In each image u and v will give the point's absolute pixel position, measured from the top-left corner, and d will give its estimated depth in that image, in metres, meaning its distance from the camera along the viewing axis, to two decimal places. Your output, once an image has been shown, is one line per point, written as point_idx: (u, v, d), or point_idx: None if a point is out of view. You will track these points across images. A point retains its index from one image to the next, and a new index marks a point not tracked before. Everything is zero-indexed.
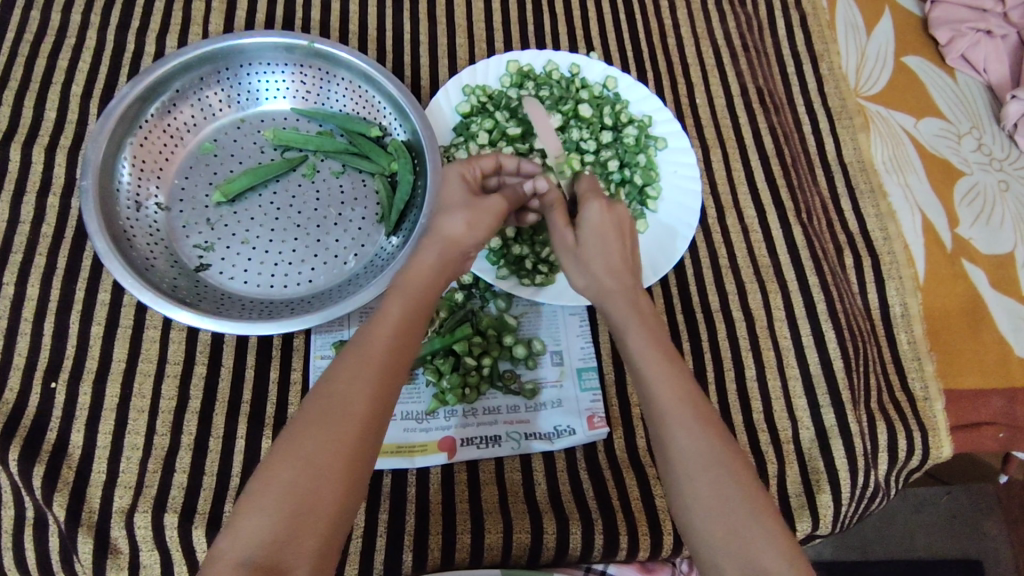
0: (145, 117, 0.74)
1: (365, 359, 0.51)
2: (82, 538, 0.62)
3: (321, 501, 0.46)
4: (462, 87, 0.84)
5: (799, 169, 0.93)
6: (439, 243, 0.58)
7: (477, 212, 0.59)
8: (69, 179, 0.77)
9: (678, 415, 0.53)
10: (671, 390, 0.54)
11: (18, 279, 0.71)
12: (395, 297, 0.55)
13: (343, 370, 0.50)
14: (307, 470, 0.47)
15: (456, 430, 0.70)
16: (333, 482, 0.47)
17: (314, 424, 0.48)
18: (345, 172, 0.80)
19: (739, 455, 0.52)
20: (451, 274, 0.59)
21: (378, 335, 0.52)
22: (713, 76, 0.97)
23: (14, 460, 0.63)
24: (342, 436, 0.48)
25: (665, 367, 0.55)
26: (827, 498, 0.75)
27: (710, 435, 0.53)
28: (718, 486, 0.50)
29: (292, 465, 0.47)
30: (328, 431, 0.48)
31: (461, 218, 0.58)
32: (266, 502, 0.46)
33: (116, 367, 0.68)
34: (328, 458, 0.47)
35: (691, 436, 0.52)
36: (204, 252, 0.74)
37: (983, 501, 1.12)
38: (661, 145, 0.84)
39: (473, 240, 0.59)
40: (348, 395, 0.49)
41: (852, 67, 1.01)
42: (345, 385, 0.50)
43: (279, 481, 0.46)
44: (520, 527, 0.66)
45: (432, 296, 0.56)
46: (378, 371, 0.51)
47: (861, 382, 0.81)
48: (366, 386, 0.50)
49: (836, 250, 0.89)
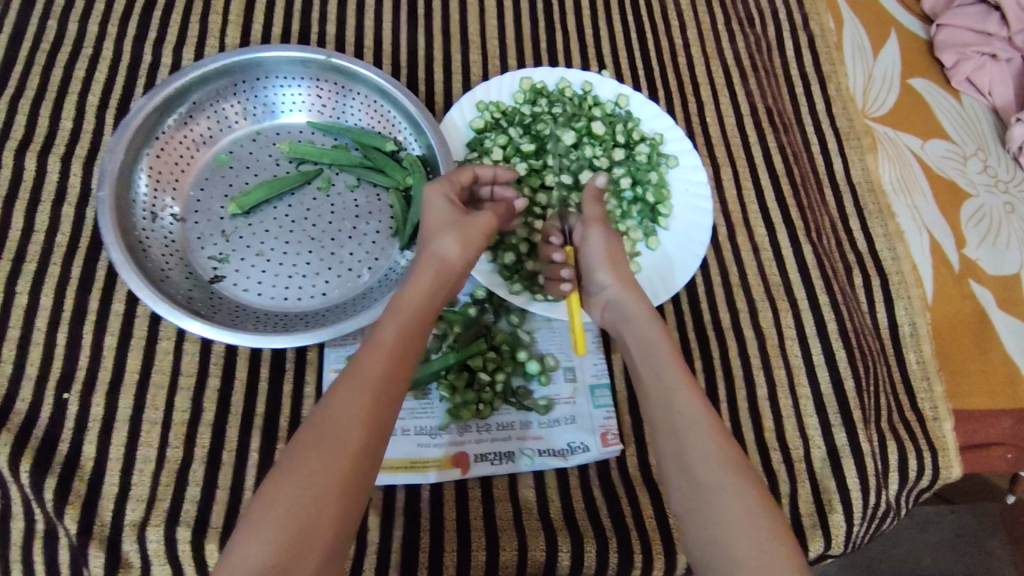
0: (162, 129, 0.75)
1: (363, 379, 0.53)
2: (94, 552, 0.62)
3: (322, 517, 0.47)
4: (476, 102, 0.86)
5: (808, 189, 0.94)
6: (432, 263, 0.62)
7: (468, 221, 0.65)
8: (84, 189, 0.77)
9: (682, 434, 0.55)
10: (675, 412, 0.56)
11: (32, 288, 0.71)
12: (390, 320, 0.57)
13: (342, 390, 0.52)
14: (308, 488, 0.48)
15: (468, 445, 0.70)
16: (334, 499, 0.48)
17: (317, 440, 0.49)
18: (359, 186, 0.81)
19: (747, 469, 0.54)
20: (446, 294, 0.63)
21: (375, 356, 0.54)
22: (722, 94, 0.98)
23: (26, 472, 0.63)
24: (340, 454, 0.49)
25: (669, 387, 0.58)
26: (838, 517, 0.75)
27: (717, 448, 0.54)
28: (732, 497, 0.52)
29: (292, 484, 0.48)
30: (326, 449, 0.49)
31: (452, 236, 0.63)
32: (267, 519, 0.47)
33: (129, 378, 0.68)
34: (329, 476, 0.48)
35: (698, 450, 0.54)
36: (218, 264, 0.75)
37: (989, 522, 1.12)
38: (672, 163, 0.86)
39: (461, 261, 0.63)
40: (349, 412, 0.51)
41: (859, 88, 1.02)
42: (344, 405, 0.51)
43: (281, 501, 0.47)
44: (534, 545, 0.66)
45: (427, 316, 0.60)
46: (377, 389, 0.52)
47: (872, 401, 0.81)
48: (363, 405, 0.51)
49: (845, 269, 0.89)
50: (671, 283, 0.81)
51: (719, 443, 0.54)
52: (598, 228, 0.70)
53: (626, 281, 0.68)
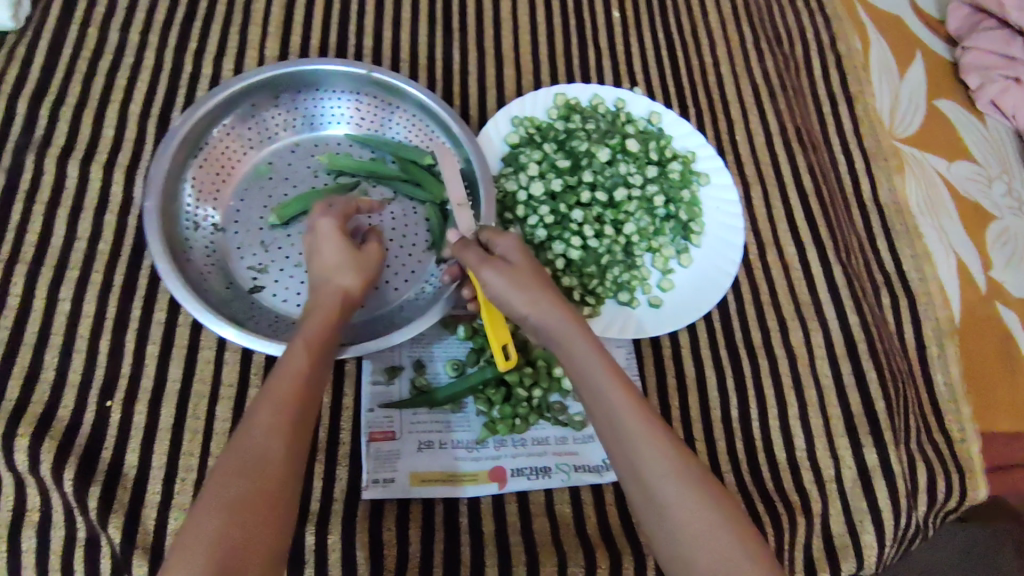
0: (204, 140, 0.75)
1: (277, 406, 0.53)
2: (137, 561, 0.62)
3: (255, 536, 0.47)
4: (511, 118, 0.87)
5: (837, 209, 0.94)
6: (331, 292, 0.63)
7: (353, 258, 0.65)
8: (126, 198, 0.78)
9: (629, 450, 0.55)
10: (618, 428, 0.55)
11: (74, 296, 0.72)
12: (299, 346, 0.58)
13: (258, 419, 0.52)
14: (236, 519, 0.47)
15: (505, 460, 0.71)
16: (264, 517, 0.48)
17: (238, 466, 0.49)
18: (396, 199, 0.81)
19: (698, 473, 0.55)
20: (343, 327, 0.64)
21: (288, 382, 0.55)
22: (752, 113, 0.99)
23: (70, 480, 0.63)
24: (266, 482, 0.49)
25: (610, 406, 0.56)
26: (870, 538, 0.75)
27: (668, 460, 0.54)
28: (685, 511, 0.53)
29: (218, 518, 0.46)
30: (251, 478, 0.49)
31: (348, 273, 0.64)
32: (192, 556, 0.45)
33: (172, 386, 0.69)
34: (256, 503, 0.48)
35: (647, 466, 0.54)
36: (258, 274, 0.75)
37: None
38: (704, 181, 0.87)
39: (357, 288, 0.64)
40: (268, 433, 0.51)
41: (885, 108, 1.03)
42: (261, 433, 0.51)
43: (206, 537, 0.45)
44: (573, 561, 0.66)
45: (330, 346, 0.60)
46: (294, 406, 0.53)
47: (902, 422, 0.81)
48: (284, 432, 0.51)
49: (873, 289, 0.90)
50: (707, 299, 0.82)
51: (667, 453, 0.54)
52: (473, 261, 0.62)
53: (539, 304, 0.58)
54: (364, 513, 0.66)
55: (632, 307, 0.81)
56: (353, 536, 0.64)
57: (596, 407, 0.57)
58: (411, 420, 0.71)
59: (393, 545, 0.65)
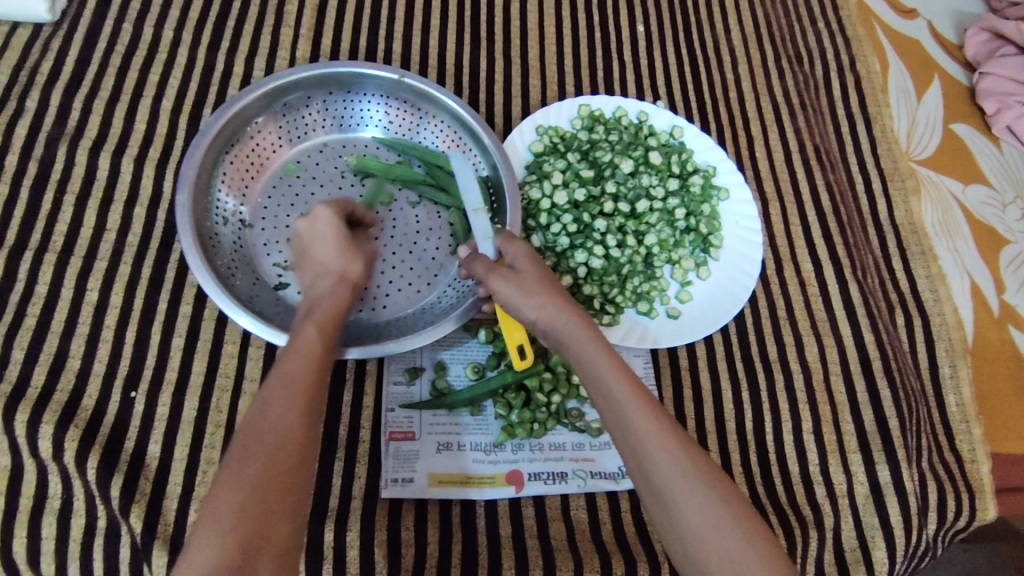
0: (236, 137, 0.77)
1: (290, 384, 0.54)
2: (157, 551, 0.63)
3: (274, 510, 0.49)
4: (536, 126, 0.88)
5: (854, 227, 0.95)
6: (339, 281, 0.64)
7: (354, 252, 0.66)
8: (156, 192, 0.79)
9: (642, 452, 0.55)
10: (631, 428, 0.56)
11: (102, 286, 0.73)
12: (308, 327, 0.59)
13: (272, 397, 0.53)
14: (257, 493, 0.48)
15: (522, 464, 0.71)
16: (282, 491, 0.49)
17: (257, 442, 0.51)
18: (421, 203, 0.82)
19: (709, 473, 0.56)
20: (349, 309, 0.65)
21: (300, 361, 0.56)
22: (772, 130, 1.00)
23: (92, 468, 0.64)
24: (284, 457, 0.50)
25: (621, 407, 0.57)
26: (882, 553, 0.76)
27: (680, 461, 0.55)
28: (700, 513, 0.54)
29: (242, 493, 0.48)
30: (268, 454, 0.50)
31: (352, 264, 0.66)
32: (218, 529, 0.46)
33: (195, 379, 0.70)
34: (275, 477, 0.50)
35: (661, 467, 0.55)
36: (283, 272, 0.76)
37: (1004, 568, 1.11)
38: (723, 196, 0.88)
39: (358, 272, 0.66)
40: (285, 412, 0.53)
41: (903, 131, 1.04)
42: (276, 412, 0.53)
43: (230, 511, 0.47)
44: (589, 566, 0.66)
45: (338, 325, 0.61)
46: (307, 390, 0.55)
47: (914, 440, 0.82)
48: (298, 410, 0.53)
49: (888, 308, 0.90)
50: (726, 311, 0.82)
51: (679, 454, 0.55)
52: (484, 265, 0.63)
53: (548, 310, 0.60)
54: (382, 511, 0.66)
55: (650, 317, 0.81)
56: (372, 535, 0.65)
57: (608, 413, 0.58)
58: (430, 420, 0.71)
59: (411, 545, 0.65)
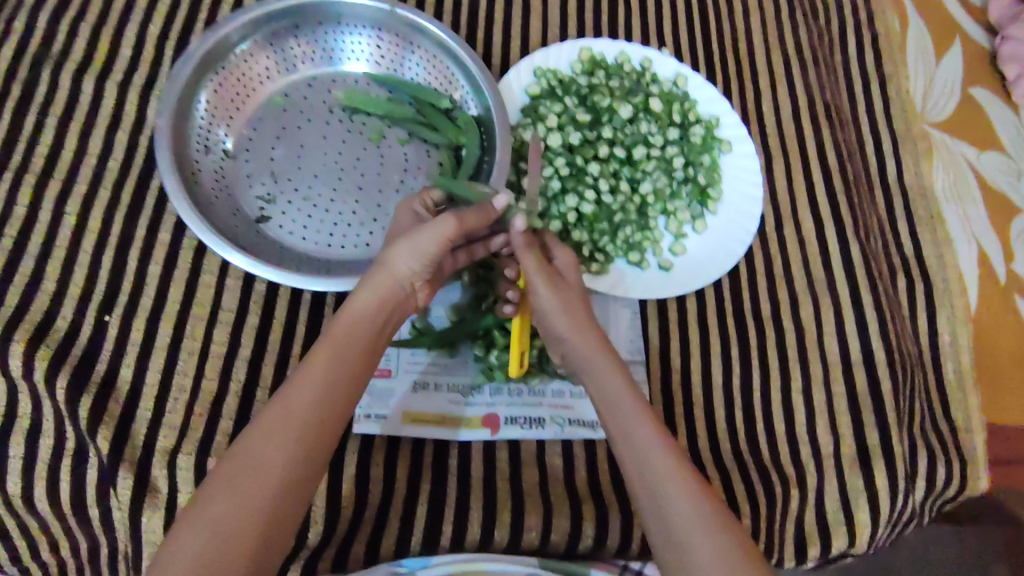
0: (222, 63, 0.74)
1: (285, 414, 0.51)
2: (123, 473, 0.63)
3: (244, 526, 0.47)
4: (534, 68, 0.84)
5: (860, 187, 0.91)
6: (380, 277, 0.57)
7: (415, 235, 0.57)
8: (139, 117, 0.77)
9: (659, 490, 0.53)
10: (645, 453, 0.54)
11: (80, 210, 0.72)
12: (323, 344, 0.55)
13: (272, 415, 0.52)
14: (233, 508, 0.48)
15: (499, 407, 0.70)
16: (256, 510, 0.48)
17: (248, 457, 0.50)
18: (410, 141, 0.79)
19: (727, 517, 0.53)
20: (393, 313, 0.59)
21: (301, 387, 0.53)
22: (781, 83, 0.96)
23: (62, 388, 0.64)
24: (267, 476, 0.49)
25: (638, 440, 0.55)
26: (864, 516, 0.74)
27: (695, 503, 0.52)
28: (721, 558, 0.50)
29: (218, 505, 0.48)
30: (247, 481, 0.49)
31: (408, 253, 0.57)
32: (191, 535, 0.47)
33: (171, 308, 0.70)
34: (245, 510, 0.48)
35: (676, 507, 0.52)
36: (265, 205, 0.74)
37: None
38: (725, 148, 0.84)
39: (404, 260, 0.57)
40: (281, 431, 0.51)
41: (919, 92, 1.00)
42: (262, 444, 0.50)
43: (205, 521, 0.47)
44: (559, 511, 0.66)
45: (366, 338, 0.56)
46: (308, 413, 0.52)
47: (907, 405, 0.80)
48: (285, 446, 0.50)
49: (890, 271, 0.87)
50: (721, 265, 0.80)
51: (698, 496, 0.53)
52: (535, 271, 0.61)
53: (583, 332, 0.60)
54: (353, 447, 0.66)
55: (641, 269, 0.79)
56: (340, 469, 0.64)
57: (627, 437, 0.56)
58: (409, 359, 0.71)
59: (378, 482, 0.65)
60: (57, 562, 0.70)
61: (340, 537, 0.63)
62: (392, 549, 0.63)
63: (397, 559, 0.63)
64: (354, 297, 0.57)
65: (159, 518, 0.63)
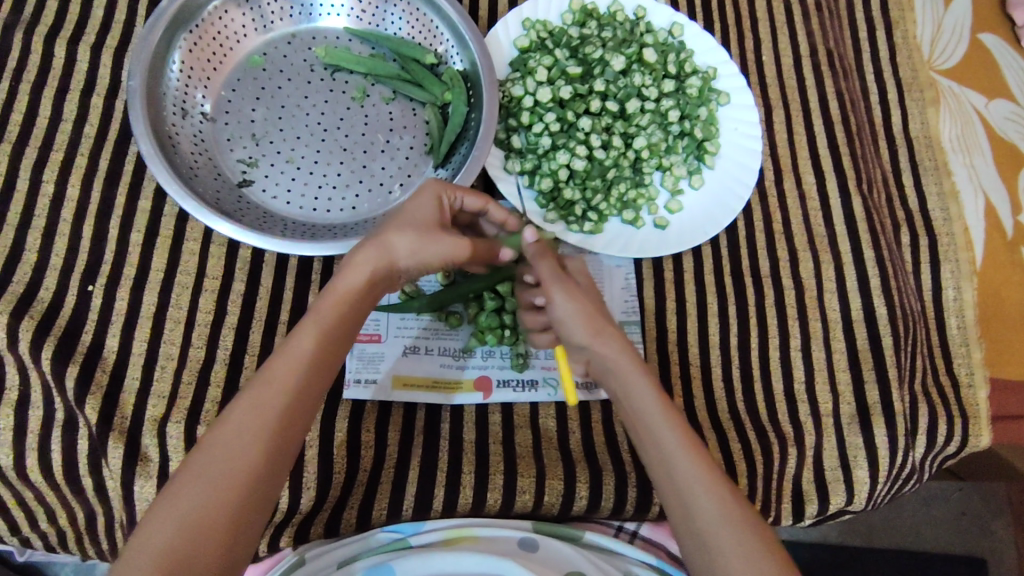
0: (197, 21, 0.71)
1: (260, 404, 0.50)
2: (113, 443, 0.62)
3: (217, 520, 0.47)
4: (522, 20, 0.81)
5: (864, 139, 0.88)
6: (372, 265, 0.54)
7: (428, 242, 0.55)
8: (114, 81, 0.74)
9: (687, 492, 0.52)
10: (666, 456, 0.53)
11: (58, 178, 0.70)
12: (302, 328, 0.53)
13: (246, 403, 0.50)
14: (205, 501, 0.47)
15: (491, 370, 0.69)
16: (229, 504, 0.47)
17: (222, 447, 0.49)
18: (395, 99, 0.77)
19: (752, 515, 0.52)
20: (376, 296, 0.57)
21: (278, 375, 0.51)
22: (782, 32, 0.92)
23: (47, 359, 0.63)
24: (240, 470, 0.48)
25: (665, 441, 0.54)
26: (862, 474, 0.74)
27: (725, 503, 0.52)
28: (741, 555, 0.50)
29: (192, 497, 0.47)
30: (222, 473, 0.48)
31: (411, 256, 0.55)
32: (163, 526, 0.46)
33: (154, 276, 0.68)
34: (219, 503, 0.47)
35: (705, 509, 0.52)
36: (248, 168, 0.72)
37: (993, 501, 1.06)
38: (723, 100, 0.81)
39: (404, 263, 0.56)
40: (255, 421, 0.49)
41: (926, 39, 0.93)
42: (235, 434, 0.49)
43: (178, 512, 0.47)
44: (552, 473, 0.65)
45: (348, 324, 0.54)
46: (284, 402, 0.50)
47: (908, 362, 0.78)
48: (259, 437, 0.49)
49: (893, 226, 0.85)
50: (717, 222, 0.78)
51: (725, 496, 0.52)
52: (558, 286, 0.57)
53: (603, 336, 0.56)
54: (344, 413, 0.65)
55: (636, 227, 0.77)
56: (331, 435, 0.64)
57: (646, 439, 0.55)
58: (399, 323, 0.69)
59: (370, 447, 0.65)
60: (56, 532, 0.70)
61: (333, 502, 0.64)
62: (385, 514, 0.64)
63: (389, 524, 0.64)
64: (339, 281, 0.53)
65: (152, 487, 0.62)
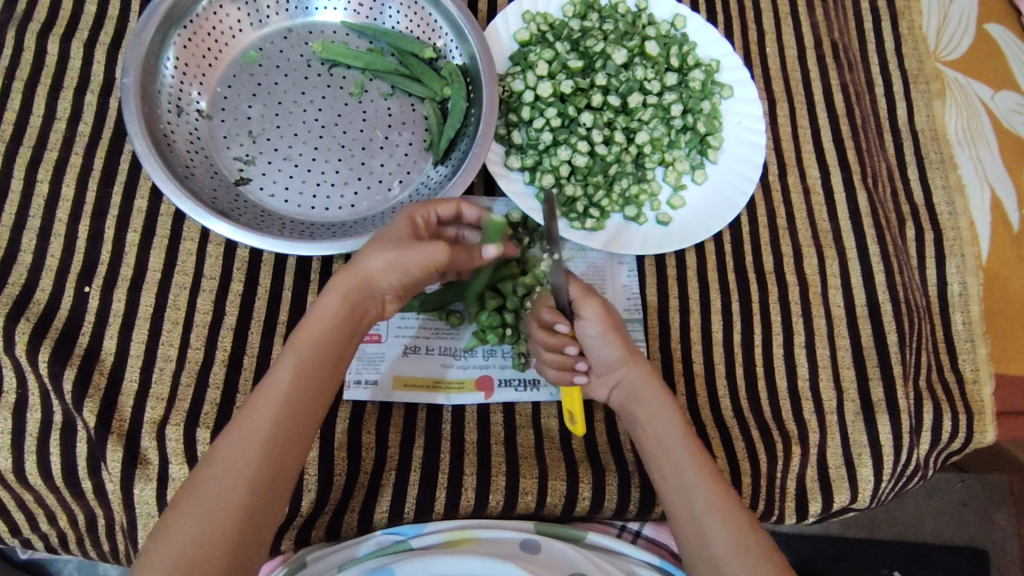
0: (191, 16, 0.70)
1: (249, 436, 0.50)
2: (112, 447, 0.62)
3: (215, 548, 0.47)
4: (522, 12, 0.79)
5: (869, 133, 0.87)
6: (351, 287, 0.53)
7: (405, 252, 0.53)
8: (108, 78, 0.73)
9: (701, 512, 0.55)
10: (680, 467, 0.57)
11: (52, 178, 0.69)
12: (287, 355, 0.53)
13: (235, 434, 0.50)
14: (200, 532, 0.47)
15: (493, 369, 0.69)
16: (224, 532, 0.47)
17: (213, 477, 0.49)
18: (393, 94, 0.76)
19: (768, 547, 0.54)
20: (364, 317, 0.56)
21: (265, 406, 0.51)
22: (786, 23, 0.90)
23: (44, 362, 0.62)
24: (233, 498, 0.48)
25: (685, 464, 0.56)
26: (866, 471, 0.74)
27: (738, 524, 0.54)
28: (744, 561, 0.53)
29: (187, 528, 0.47)
30: (214, 503, 0.48)
31: (390, 273, 0.53)
32: (162, 559, 0.47)
33: (151, 278, 0.67)
34: (215, 531, 0.47)
35: (718, 533, 0.54)
36: (244, 166, 0.71)
37: (995, 493, 1.06)
38: (727, 93, 0.79)
39: (383, 280, 0.54)
40: (245, 449, 0.50)
41: (932, 29, 0.91)
42: (226, 462, 0.49)
43: (175, 544, 0.47)
44: (555, 474, 0.65)
45: (334, 346, 0.54)
46: (271, 429, 0.51)
47: (913, 358, 0.78)
48: (250, 463, 0.49)
49: (898, 220, 0.84)
50: (721, 218, 0.77)
51: (742, 527, 0.54)
52: (594, 299, 0.58)
53: (633, 358, 0.60)
54: (344, 415, 0.65)
55: (638, 223, 0.76)
56: (332, 438, 0.64)
57: (661, 452, 0.58)
58: (399, 323, 0.69)
59: (371, 449, 0.65)
60: (56, 534, 0.69)
61: (334, 504, 0.63)
62: (386, 516, 0.63)
63: (392, 526, 0.64)
64: (317, 308, 0.53)
65: (152, 490, 0.62)
